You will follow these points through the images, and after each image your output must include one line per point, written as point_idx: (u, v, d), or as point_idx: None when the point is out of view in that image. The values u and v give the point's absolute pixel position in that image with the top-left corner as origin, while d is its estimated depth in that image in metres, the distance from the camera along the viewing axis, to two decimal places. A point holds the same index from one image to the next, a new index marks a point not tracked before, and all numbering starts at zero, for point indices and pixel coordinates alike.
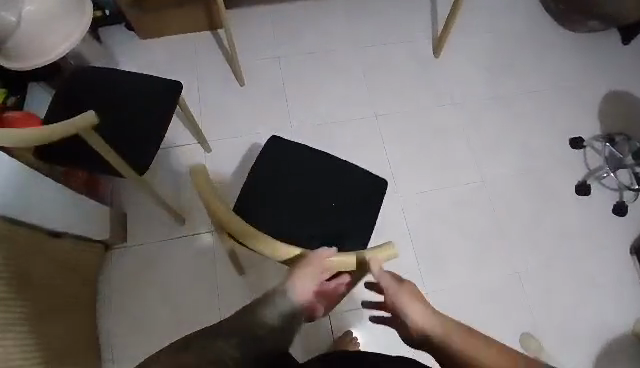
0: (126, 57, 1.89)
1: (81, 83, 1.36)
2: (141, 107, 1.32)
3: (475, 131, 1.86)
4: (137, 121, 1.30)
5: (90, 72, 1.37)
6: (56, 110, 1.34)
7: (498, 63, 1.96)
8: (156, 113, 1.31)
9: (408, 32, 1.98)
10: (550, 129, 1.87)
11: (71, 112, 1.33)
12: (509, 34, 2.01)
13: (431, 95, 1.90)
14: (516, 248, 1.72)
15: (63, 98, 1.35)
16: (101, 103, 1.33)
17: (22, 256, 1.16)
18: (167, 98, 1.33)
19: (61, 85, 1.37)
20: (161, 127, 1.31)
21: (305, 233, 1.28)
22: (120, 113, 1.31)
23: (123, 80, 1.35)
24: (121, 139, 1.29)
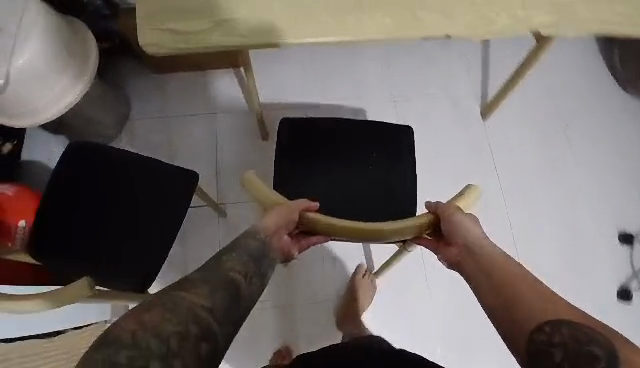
0: (136, 93, 1.70)
1: (85, 164, 1.19)
2: (151, 211, 1.17)
3: (515, 211, 1.66)
4: (146, 219, 1.16)
5: (97, 151, 1.20)
6: (53, 193, 1.17)
7: (552, 133, 1.73)
8: (168, 220, 1.17)
9: (455, 86, 1.75)
10: (598, 216, 1.66)
11: (71, 198, 1.17)
12: (568, 97, 1.77)
13: (475, 164, 1.69)
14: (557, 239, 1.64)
15: (62, 178, 1.18)
16: (106, 195, 1.17)
17: None
18: (181, 191, 1.19)
19: (61, 161, 1.19)
20: (173, 226, 1.17)
21: (357, 197, 1.26)
22: (127, 214, 1.16)
23: (135, 170, 1.18)
24: (129, 242, 1.15)
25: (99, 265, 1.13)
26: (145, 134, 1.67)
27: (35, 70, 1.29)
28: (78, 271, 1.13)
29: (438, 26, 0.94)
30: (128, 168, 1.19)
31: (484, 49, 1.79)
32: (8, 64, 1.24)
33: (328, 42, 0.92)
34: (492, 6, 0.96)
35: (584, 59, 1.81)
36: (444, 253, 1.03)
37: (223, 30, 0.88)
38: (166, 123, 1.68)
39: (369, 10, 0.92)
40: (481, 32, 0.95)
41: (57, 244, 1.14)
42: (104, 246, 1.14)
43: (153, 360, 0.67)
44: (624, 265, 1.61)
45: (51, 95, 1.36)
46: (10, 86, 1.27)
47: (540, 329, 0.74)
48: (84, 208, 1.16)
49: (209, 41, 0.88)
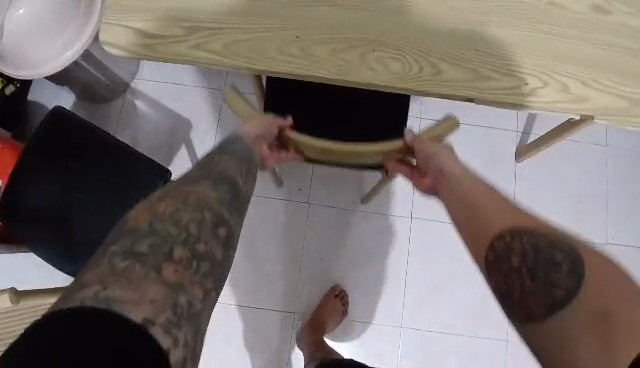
0: None
1: (63, 135, 1.15)
2: (117, 200, 1.12)
3: None
4: (111, 211, 1.12)
5: (78, 125, 1.16)
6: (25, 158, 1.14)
7: (593, 194, 1.48)
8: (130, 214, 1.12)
9: (493, 118, 1.51)
10: None
11: (42, 168, 1.13)
12: (623, 157, 1.49)
13: None
14: None
15: (36, 145, 1.14)
16: (76, 173, 1.13)
17: None
18: (152, 188, 1.12)
19: (39, 127, 1.15)
20: None
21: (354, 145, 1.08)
22: (93, 197, 1.12)
23: (111, 155, 1.14)
24: (90, 231, 1.11)
25: (55, 244, 1.11)
26: (149, 99, 1.58)
27: (33, 23, 1.20)
28: (35, 245, 1.11)
29: (460, 87, 0.75)
30: (106, 151, 1.15)
31: None
32: (7, 13, 1.18)
33: (319, 79, 0.76)
34: (537, 73, 0.75)
35: None
36: (419, 183, 1.00)
37: (197, 42, 0.74)
38: (171, 92, 1.58)
39: (378, 50, 0.75)
40: (512, 103, 0.76)
41: (19, 213, 1.11)
42: (64, 225, 1.11)
43: (177, 245, 0.63)
44: None
45: (48, 52, 1.24)
46: (7, 38, 1.20)
47: (501, 236, 0.72)
48: (50, 183, 1.13)
49: (178, 53, 0.74)
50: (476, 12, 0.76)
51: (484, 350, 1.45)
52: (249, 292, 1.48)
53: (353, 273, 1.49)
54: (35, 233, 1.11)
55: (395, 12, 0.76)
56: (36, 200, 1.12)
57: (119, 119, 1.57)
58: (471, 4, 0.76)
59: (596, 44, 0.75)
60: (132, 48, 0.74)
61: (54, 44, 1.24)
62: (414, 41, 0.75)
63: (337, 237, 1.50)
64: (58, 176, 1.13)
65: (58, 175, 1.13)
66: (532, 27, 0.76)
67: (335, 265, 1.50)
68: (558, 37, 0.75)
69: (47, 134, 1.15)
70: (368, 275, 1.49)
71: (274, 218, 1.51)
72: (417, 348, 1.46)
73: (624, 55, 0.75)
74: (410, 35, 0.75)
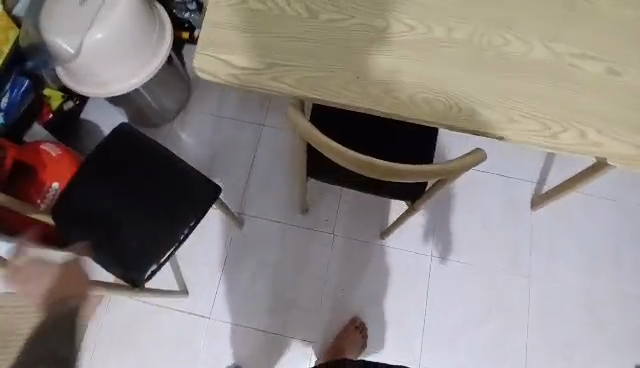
0: (197, 87, 1.76)
1: (122, 147, 1.25)
2: (168, 211, 1.21)
3: (539, 319, 1.51)
4: (160, 218, 1.21)
5: (137, 140, 1.26)
6: (88, 167, 1.24)
7: (606, 245, 1.55)
8: (179, 226, 1.20)
9: (510, 167, 1.62)
10: (631, 352, 1.48)
11: (102, 177, 1.23)
12: (634, 213, 1.58)
13: (508, 256, 1.55)
14: (585, 304, 1.51)
15: (99, 156, 1.25)
16: (132, 184, 1.23)
17: None
18: (200, 200, 1.22)
19: (103, 139, 1.26)
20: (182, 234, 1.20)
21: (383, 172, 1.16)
22: (146, 207, 1.22)
23: (164, 168, 1.24)
24: (139, 235, 1.20)
25: (107, 248, 1.20)
26: (195, 128, 1.72)
27: (105, 48, 1.33)
28: (88, 248, 1.20)
29: (491, 127, 0.88)
30: (160, 163, 1.24)
31: None
32: (85, 35, 1.30)
33: (372, 113, 0.89)
34: (560, 120, 0.88)
35: None
36: None
37: (273, 75, 0.89)
38: (215, 123, 1.72)
39: (424, 93, 0.89)
40: (539, 145, 0.88)
41: (78, 217, 1.21)
42: (117, 231, 1.20)
43: None
44: None
45: (114, 75, 1.40)
46: (79, 57, 1.33)
47: None
48: (107, 187, 1.23)
49: (257, 83, 0.89)
50: (508, 69, 0.90)
51: None
52: (273, 318, 1.53)
53: (373, 307, 1.53)
54: (91, 236, 1.20)
55: (439, 63, 0.91)
56: (95, 206, 1.22)
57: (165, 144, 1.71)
58: (504, 61, 0.91)
59: (611, 102, 0.88)
60: (220, 74, 0.90)
61: (119, 70, 1.39)
62: (455, 88, 0.89)
63: (359, 269, 1.56)
64: (115, 182, 1.23)
65: (114, 181, 1.23)
66: (555, 84, 0.89)
67: (356, 297, 1.54)
68: (578, 93, 0.89)
69: (108, 142, 1.25)
70: (387, 310, 1.53)
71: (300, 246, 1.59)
72: None
73: (636, 113, 0.88)
74: (452, 82, 0.90)
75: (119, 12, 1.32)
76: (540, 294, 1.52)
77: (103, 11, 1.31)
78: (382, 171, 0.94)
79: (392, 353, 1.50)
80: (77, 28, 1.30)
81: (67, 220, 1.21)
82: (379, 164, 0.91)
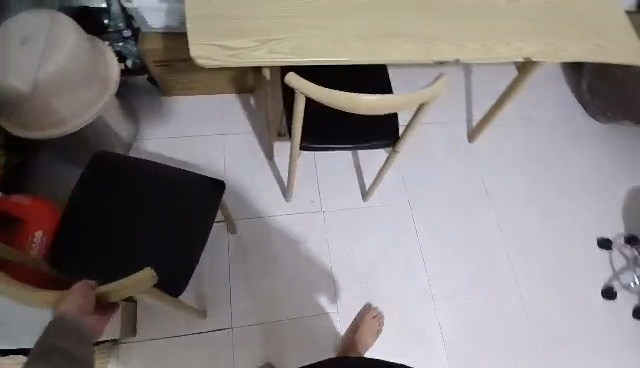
0: (148, 113, 1.74)
1: (111, 175, 1.23)
2: (180, 217, 1.20)
3: (507, 224, 1.80)
4: (174, 229, 1.19)
5: (124, 162, 1.25)
6: (81, 204, 1.20)
7: (533, 152, 1.93)
8: (195, 227, 1.20)
9: (445, 112, 1.93)
10: (578, 226, 1.84)
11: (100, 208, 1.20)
12: (543, 122, 1.98)
13: (468, 183, 1.84)
14: (534, 201, 1.86)
15: (89, 189, 1.21)
16: (134, 204, 1.21)
17: None
18: (209, 200, 1.24)
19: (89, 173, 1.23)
20: (201, 237, 1.20)
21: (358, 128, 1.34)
22: (156, 221, 1.20)
23: (161, 181, 1.24)
24: (155, 252, 1.16)
25: (126, 275, 1.13)
26: (156, 155, 1.69)
27: (56, 88, 1.30)
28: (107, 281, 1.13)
29: (445, 54, 1.09)
30: (156, 178, 1.24)
31: (468, 82, 2.01)
32: (36, 74, 1.26)
33: (361, 63, 1.05)
34: (490, 38, 1.13)
35: (555, 89, 2.05)
36: None
37: (269, 49, 1.01)
38: (177, 144, 1.71)
39: (395, 38, 1.08)
40: (488, 59, 1.12)
41: (86, 254, 1.15)
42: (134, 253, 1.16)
43: None
44: (601, 265, 1.80)
45: (70, 112, 1.37)
46: (30, 99, 1.29)
47: None
48: (107, 217, 1.19)
49: (252, 58, 1.00)
50: (446, 9, 1.14)
51: (502, 290, 1.71)
52: (292, 305, 1.58)
53: (379, 261, 1.68)
54: (106, 268, 1.14)
55: (397, 14, 1.11)
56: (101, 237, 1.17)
57: None
58: (442, 5, 1.15)
59: (523, 17, 1.17)
60: (220, 58, 0.99)
61: (74, 109, 1.36)
62: (416, 30, 1.10)
63: (357, 232, 1.70)
64: (115, 209, 1.20)
65: (114, 208, 1.20)
66: (483, 13, 1.16)
67: (362, 257, 1.68)
68: (500, 16, 1.16)
69: (95, 174, 1.23)
70: (393, 259, 1.69)
71: (297, 230, 1.67)
72: (449, 307, 1.66)
73: (542, 21, 1.17)
74: (406, 26, 1.10)
75: (66, 51, 1.28)
76: (501, 204, 1.83)
77: (48, 51, 1.27)
78: (370, 108, 1.07)
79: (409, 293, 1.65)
80: (24, 72, 1.26)
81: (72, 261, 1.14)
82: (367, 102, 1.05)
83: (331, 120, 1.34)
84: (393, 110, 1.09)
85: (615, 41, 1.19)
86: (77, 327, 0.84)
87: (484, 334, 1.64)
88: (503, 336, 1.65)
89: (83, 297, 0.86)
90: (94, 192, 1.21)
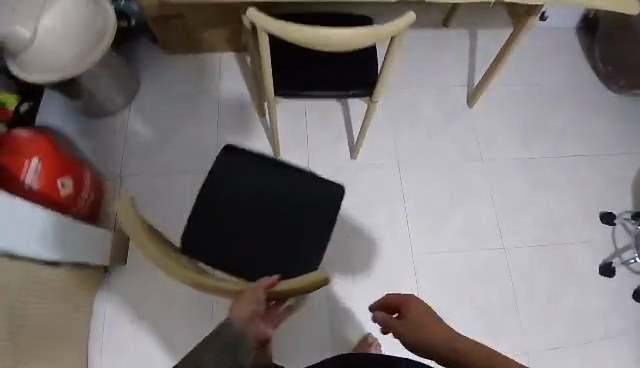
0: (149, 68, 1.83)
1: (232, 169, 1.30)
2: (301, 215, 1.26)
3: (500, 191, 1.76)
4: (298, 226, 1.26)
5: (255, 161, 1.30)
6: (207, 196, 1.27)
7: (534, 120, 1.87)
8: (319, 234, 1.25)
9: (443, 78, 1.89)
10: (578, 199, 1.77)
11: (235, 206, 1.27)
12: (546, 91, 1.91)
13: (462, 148, 1.80)
14: (530, 170, 1.80)
15: (216, 183, 1.29)
16: (268, 206, 1.27)
17: (28, 287, 1.15)
18: (329, 199, 1.28)
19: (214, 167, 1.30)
20: (326, 236, 1.25)
21: (336, 75, 1.34)
22: (281, 216, 1.26)
23: (283, 180, 1.30)
24: (286, 247, 1.24)
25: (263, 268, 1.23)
26: (154, 108, 1.78)
27: (57, 33, 1.42)
28: (244, 270, 1.23)
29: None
30: (275, 176, 1.30)
31: (470, 47, 1.95)
32: (35, 24, 1.38)
33: None
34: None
35: (562, 57, 1.97)
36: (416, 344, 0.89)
37: None
38: (176, 98, 1.80)
39: None
40: None
41: (218, 248, 1.24)
42: (265, 251, 1.24)
43: None
44: (600, 239, 1.72)
45: (66, 62, 1.47)
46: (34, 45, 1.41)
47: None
48: (234, 213, 1.26)
49: None
50: None
51: (489, 257, 1.67)
52: None
53: (363, 219, 1.68)
54: (238, 261, 1.23)
55: None
56: (232, 233, 1.25)
57: (125, 132, 1.74)
58: None
59: None
60: None
61: (76, 53, 1.47)
62: None
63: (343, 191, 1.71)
64: (241, 203, 1.27)
65: (241, 202, 1.27)
66: None
67: (345, 214, 1.68)
68: None
69: (220, 170, 1.30)
70: (376, 218, 1.69)
71: None
72: (432, 270, 1.64)
73: None
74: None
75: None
76: (495, 172, 1.78)
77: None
78: (338, 44, 1.08)
79: (391, 251, 1.64)
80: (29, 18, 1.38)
81: (208, 253, 1.23)
82: (335, 37, 1.05)
83: (309, 65, 1.34)
84: (362, 45, 1.10)
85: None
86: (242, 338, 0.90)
87: (468, 298, 1.62)
88: (487, 302, 1.62)
89: (254, 302, 0.90)
90: (220, 187, 1.28)
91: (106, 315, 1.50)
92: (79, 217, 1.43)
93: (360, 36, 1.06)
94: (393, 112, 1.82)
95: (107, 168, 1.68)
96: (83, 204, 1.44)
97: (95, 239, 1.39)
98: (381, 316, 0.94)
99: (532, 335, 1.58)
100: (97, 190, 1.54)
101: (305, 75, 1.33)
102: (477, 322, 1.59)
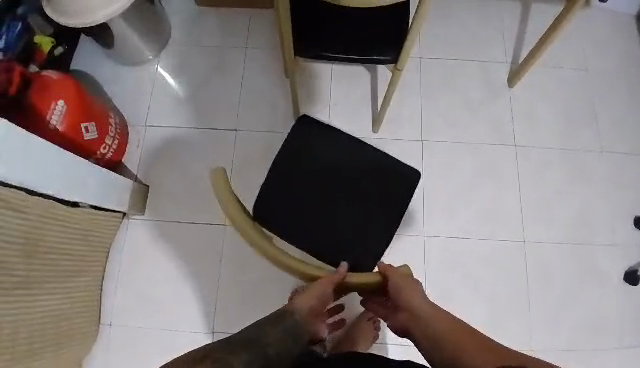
0: (180, 18, 1.81)
1: (307, 144, 1.30)
2: (372, 198, 1.29)
3: (529, 181, 1.65)
4: (368, 207, 1.28)
5: (331, 139, 1.30)
6: (281, 168, 1.29)
7: (579, 109, 1.72)
8: (389, 223, 1.28)
9: (485, 53, 1.74)
10: (613, 200, 1.65)
11: (312, 181, 1.29)
12: (598, 79, 1.75)
13: (494, 131, 1.68)
14: (566, 163, 1.67)
15: (290, 156, 1.29)
16: (344, 183, 1.29)
17: (43, 221, 1.22)
18: (402, 184, 1.30)
19: (290, 140, 1.30)
20: (395, 220, 1.28)
21: (362, 38, 1.26)
22: (352, 197, 1.29)
23: (358, 161, 1.30)
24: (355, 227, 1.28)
25: (331, 245, 1.27)
26: (181, 59, 1.77)
27: None
28: (312, 244, 1.27)
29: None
30: (349, 155, 1.30)
31: (519, 22, 1.78)
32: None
33: None
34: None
35: (621, 43, 1.79)
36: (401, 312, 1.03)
37: None
38: (203, 51, 1.77)
39: None
40: None
41: (287, 220, 1.27)
42: (333, 229, 1.28)
43: None
44: (630, 244, 1.60)
45: (98, 3, 1.47)
46: None
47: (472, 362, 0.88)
48: (305, 187, 1.28)
49: None
50: None
51: (506, 247, 1.59)
52: None
53: None
54: (306, 235, 1.27)
55: None
56: (304, 207, 1.28)
57: (152, 81, 1.74)
58: None
59: None
60: None
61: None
62: None
63: None
64: (313, 178, 1.29)
65: (313, 177, 1.29)
66: None
67: None
68: None
69: (295, 143, 1.30)
70: None
71: None
72: (442, 254, 1.59)
73: None
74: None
75: None
76: (527, 160, 1.66)
77: None
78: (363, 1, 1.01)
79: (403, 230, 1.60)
80: None
81: (277, 224, 1.27)
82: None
83: (335, 25, 1.27)
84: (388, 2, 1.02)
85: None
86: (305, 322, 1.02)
87: (476, 287, 1.56)
88: (495, 293, 1.56)
89: (320, 294, 1.04)
90: (293, 160, 1.29)
91: (121, 257, 1.59)
92: (101, 162, 1.48)
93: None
94: (425, 85, 1.71)
95: (132, 116, 1.71)
96: (106, 150, 1.48)
97: (110, 185, 1.43)
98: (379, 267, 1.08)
99: (538, 333, 1.53)
100: (123, 136, 1.55)
101: (329, 35, 1.27)
102: (482, 312, 1.54)
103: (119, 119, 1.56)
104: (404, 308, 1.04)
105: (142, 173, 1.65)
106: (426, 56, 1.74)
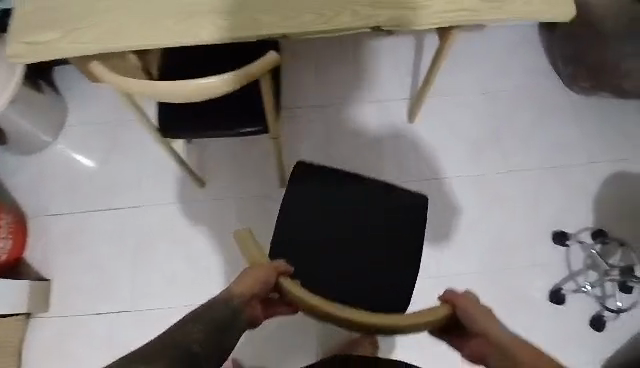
0: (77, 98, 1.77)
1: (312, 187, 1.27)
2: (387, 232, 1.25)
3: (442, 213, 1.64)
4: (385, 244, 1.25)
5: (333, 177, 1.28)
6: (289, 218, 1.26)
7: (485, 132, 1.72)
8: (412, 256, 1.24)
9: (383, 91, 1.74)
10: (530, 219, 1.64)
11: (320, 227, 1.26)
12: (500, 98, 1.75)
13: (401, 168, 1.67)
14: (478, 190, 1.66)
15: (296, 203, 1.26)
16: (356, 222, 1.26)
17: None
18: (412, 214, 1.26)
19: (293, 185, 1.27)
20: (415, 253, 1.24)
21: (229, 113, 1.26)
22: (367, 236, 1.25)
23: (364, 197, 1.28)
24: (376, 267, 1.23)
25: (355, 291, 1.21)
26: (80, 140, 1.73)
27: None
28: (335, 294, 1.22)
29: (268, 28, 1.04)
30: (354, 192, 1.28)
31: (415, 53, 1.78)
32: None
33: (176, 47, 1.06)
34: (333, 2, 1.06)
35: (521, 57, 1.78)
36: (491, 342, 0.86)
37: (76, 43, 1.04)
38: (101, 128, 1.73)
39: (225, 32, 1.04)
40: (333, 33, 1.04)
41: (304, 272, 1.23)
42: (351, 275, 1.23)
43: None
44: (551, 262, 1.60)
45: None
46: None
47: None
48: (316, 234, 1.25)
49: (58, 53, 1.05)
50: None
51: (426, 286, 1.58)
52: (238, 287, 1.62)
53: None
54: (327, 286, 1.22)
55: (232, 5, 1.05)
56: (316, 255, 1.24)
57: (50, 167, 1.71)
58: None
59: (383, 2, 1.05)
60: (26, 55, 1.06)
61: None
62: (245, 17, 1.04)
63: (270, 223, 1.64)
64: (326, 222, 1.26)
65: (325, 221, 1.26)
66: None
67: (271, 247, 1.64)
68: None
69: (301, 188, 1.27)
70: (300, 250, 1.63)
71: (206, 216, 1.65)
72: None
73: (405, 7, 1.05)
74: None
75: None
76: (437, 192, 1.65)
77: None
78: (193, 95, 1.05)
79: None
80: None
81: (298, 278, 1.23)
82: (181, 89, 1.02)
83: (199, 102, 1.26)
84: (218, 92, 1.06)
85: (500, 5, 1.06)
86: (236, 314, 0.92)
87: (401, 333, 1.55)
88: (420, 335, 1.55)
89: (262, 283, 0.95)
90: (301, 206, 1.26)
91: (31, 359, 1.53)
92: None
93: (211, 85, 1.03)
94: (327, 133, 1.70)
95: (33, 206, 1.67)
96: None
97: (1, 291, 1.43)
98: (447, 294, 0.96)
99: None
100: (18, 234, 1.56)
101: (193, 113, 1.25)
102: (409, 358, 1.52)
103: (13, 218, 1.56)
104: (479, 334, 0.88)
105: (45, 267, 1.61)
106: (326, 102, 1.73)
